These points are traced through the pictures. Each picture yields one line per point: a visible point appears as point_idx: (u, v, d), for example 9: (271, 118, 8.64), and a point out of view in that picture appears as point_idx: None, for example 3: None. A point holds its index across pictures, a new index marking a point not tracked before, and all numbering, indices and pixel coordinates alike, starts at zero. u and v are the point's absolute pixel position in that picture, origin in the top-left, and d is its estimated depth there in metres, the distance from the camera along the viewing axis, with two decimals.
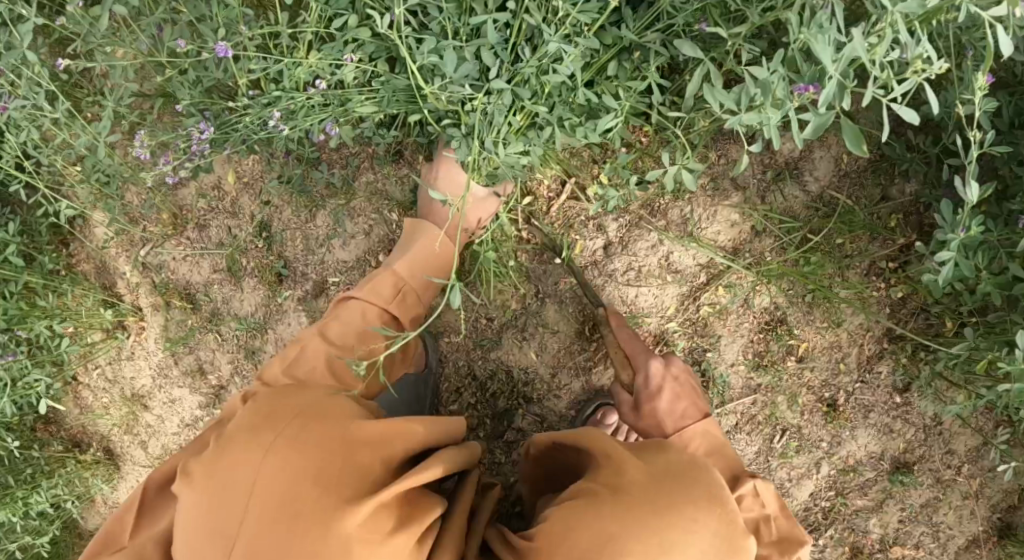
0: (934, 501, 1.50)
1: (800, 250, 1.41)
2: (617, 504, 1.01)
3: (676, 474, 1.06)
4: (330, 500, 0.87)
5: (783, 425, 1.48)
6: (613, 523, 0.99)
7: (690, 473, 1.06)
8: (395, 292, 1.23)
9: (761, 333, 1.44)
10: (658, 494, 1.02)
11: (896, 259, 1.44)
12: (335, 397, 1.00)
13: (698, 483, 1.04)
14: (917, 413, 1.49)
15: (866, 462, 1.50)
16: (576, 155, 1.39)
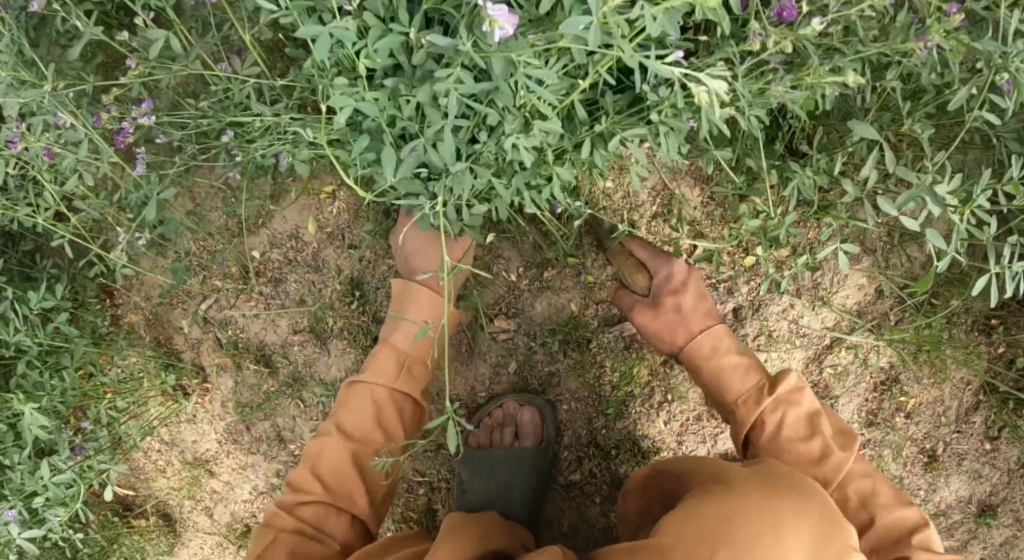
0: (1013, 539, 1.56)
1: (925, 315, 1.39)
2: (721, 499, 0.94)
3: (778, 480, 0.98)
4: None
5: (887, 476, 1.53)
6: (715, 515, 0.92)
7: (790, 481, 0.99)
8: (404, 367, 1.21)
9: (875, 392, 1.46)
10: (755, 489, 0.96)
11: (999, 316, 1.45)
12: None
13: (802, 488, 0.97)
14: (1004, 459, 1.53)
15: (954, 505, 1.56)
16: (709, 217, 1.37)
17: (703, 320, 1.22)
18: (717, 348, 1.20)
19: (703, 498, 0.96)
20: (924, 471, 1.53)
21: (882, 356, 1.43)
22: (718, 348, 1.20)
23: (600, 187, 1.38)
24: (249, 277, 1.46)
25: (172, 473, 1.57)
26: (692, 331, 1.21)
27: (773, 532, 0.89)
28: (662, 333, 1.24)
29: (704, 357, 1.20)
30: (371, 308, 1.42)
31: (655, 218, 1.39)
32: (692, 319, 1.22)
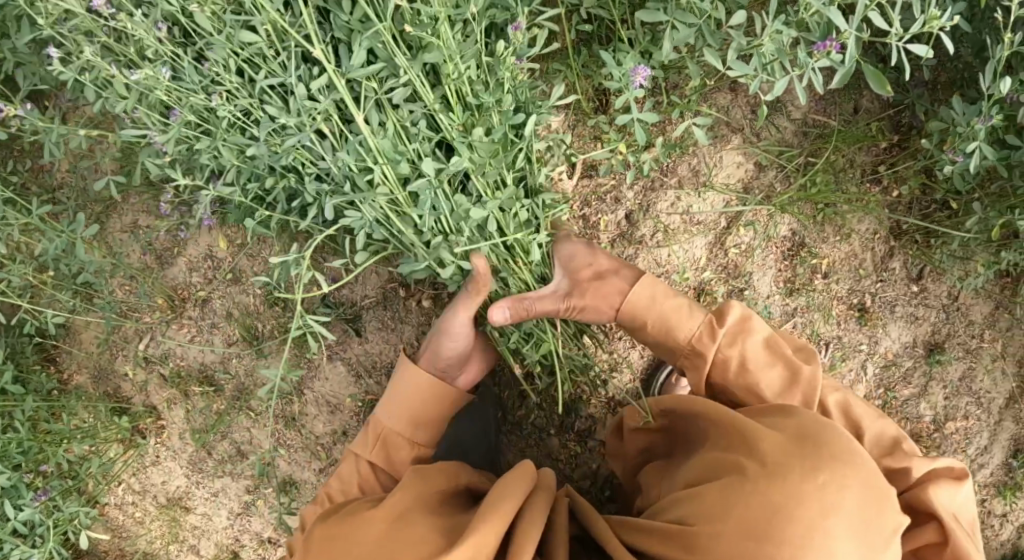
0: (970, 371, 1.62)
1: (805, 173, 1.47)
2: (766, 487, 0.89)
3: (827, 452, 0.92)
4: None
5: (825, 339, 1.57)
6: (766, 513, 0.87)
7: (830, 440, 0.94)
8: (381, 441, 1.20)
9: (787, 260, 1.51)
10: (800, 460, 0.91)
11: (883, 161, 1.50)
12: (409, 509, 1.02)
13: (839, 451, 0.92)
14: (934, 296, 1.59)
15: (902, 353, 1.61)
16: (580, 137, 1.45)
17: (700, 321, 1.14)
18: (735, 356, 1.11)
19: (744, 481, 0.91)
20: (862, 328, 1.58)
21: (781, 224, 1.50)
22: (737, 344, 1.11)
23: None
24: (177, 305, 1.53)
25: (151, 520, 1.59)
26: (679, 330, 1.14)
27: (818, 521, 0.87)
28: (637, 311, 1.19)
29: (645, 307, 1.18)
30: (294, 304, 1.49)
31: None
32: (683, 320, 1.15)
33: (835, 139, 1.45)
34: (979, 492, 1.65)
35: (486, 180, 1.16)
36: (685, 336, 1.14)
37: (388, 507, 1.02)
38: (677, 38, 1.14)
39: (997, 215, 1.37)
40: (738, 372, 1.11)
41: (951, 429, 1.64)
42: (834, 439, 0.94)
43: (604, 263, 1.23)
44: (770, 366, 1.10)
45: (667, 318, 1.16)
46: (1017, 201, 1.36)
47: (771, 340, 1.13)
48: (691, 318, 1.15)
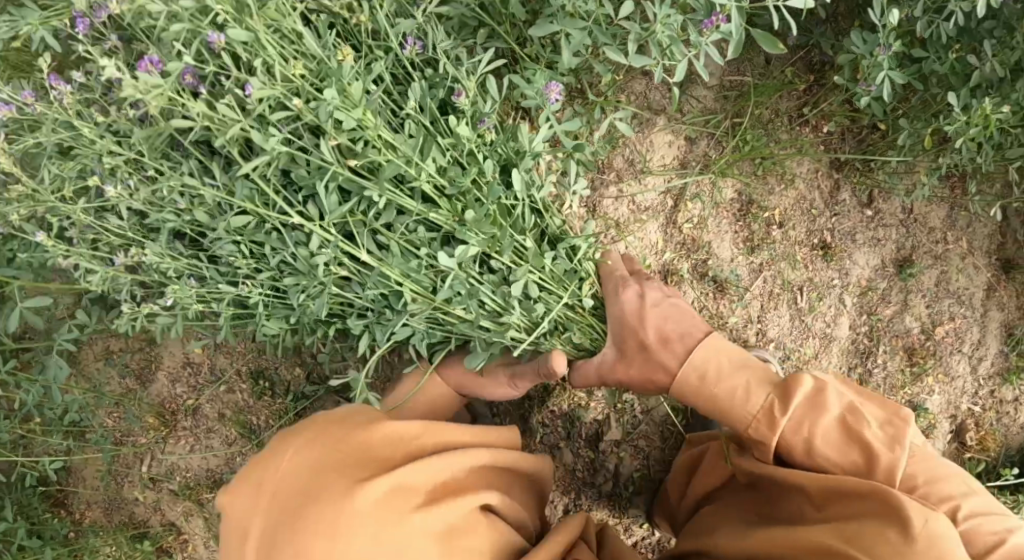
0: (942, 274, 1.73)
1: (735, 135, 1.50)
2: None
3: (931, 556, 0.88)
4: (347, 474, 1.08)
5: (798, 286, 1.59)
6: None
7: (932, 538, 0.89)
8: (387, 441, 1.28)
9: (740, 221, 1.54)
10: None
11: (806, 103, 1.54)
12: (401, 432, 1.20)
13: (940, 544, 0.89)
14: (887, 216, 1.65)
15: (876, 277, 1.70)
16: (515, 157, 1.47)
17: (758, 396, 1.09)
18: (806, 437, 1.03)
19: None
20: (830, 264, 1.62)
21: (726, 188, 1.53)
22: (805, 425, 1.04)
23: None
24: (167, 420, 1.54)
25: None
26: (737, 406, 1.10)
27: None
28: (689, 386, 1.16)
29: (694, 386, 1.15)
30: (281, 389, 1.51)
31: None
32: (738, 396, 1.10)
33: (752, 96, 1.48)
34: (981, 383, 1.79)
35: (504, 248, 1.17)
36: (741, 414, 1.10)
37: (387, 425, 1.15)
38: (572, 44, 1.13)
39: (924, 125, 1.40)
40: (809, 454, 1.04)
41: (941, 333, 1.75)
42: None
43: (649, 336, 1.21)
44: (847, 448, 1.02)
45: (710, 383, 1.14)
46: (938, 106, 1.40)
47: (848, 412, 1.04)
48: (745, 392, 1.10)
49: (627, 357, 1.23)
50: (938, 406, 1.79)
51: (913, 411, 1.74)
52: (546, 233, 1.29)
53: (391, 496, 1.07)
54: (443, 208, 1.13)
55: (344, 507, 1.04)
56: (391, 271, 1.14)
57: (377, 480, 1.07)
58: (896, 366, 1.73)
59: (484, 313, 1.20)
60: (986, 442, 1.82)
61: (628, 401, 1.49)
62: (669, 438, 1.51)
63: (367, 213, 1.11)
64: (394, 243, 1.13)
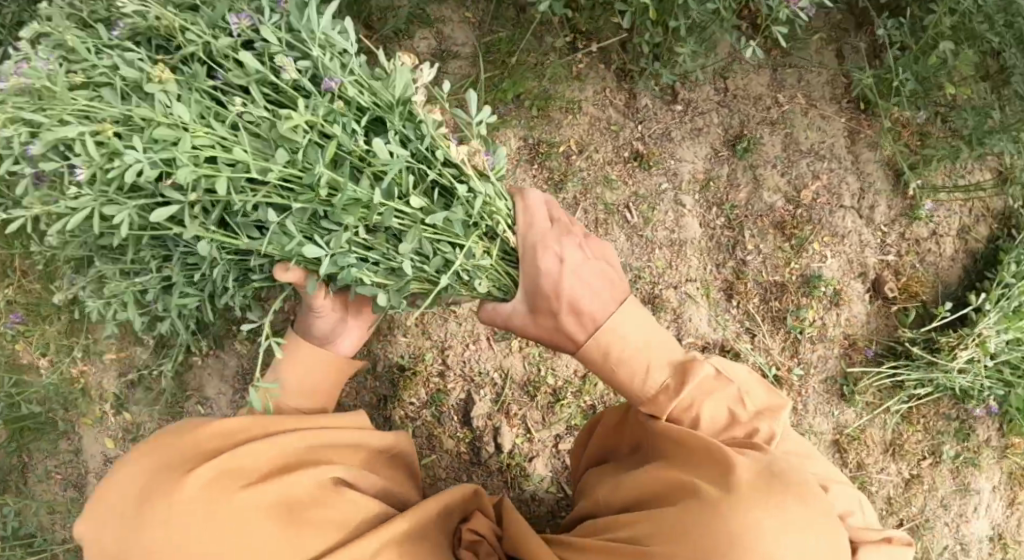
0: (784, 139, 1.68)
1: (497, 88, 1.54)
2: (726, 519, 0.91)
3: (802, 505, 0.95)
4: (172, 473, 0.99)
5: (623, 204, 1.56)
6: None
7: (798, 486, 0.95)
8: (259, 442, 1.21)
9: (538, 163, 1.56)
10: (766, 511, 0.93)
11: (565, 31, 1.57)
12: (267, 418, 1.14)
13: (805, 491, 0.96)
14: (696, 105, 1.64)
15: (711, 165, 1.63)
16: None
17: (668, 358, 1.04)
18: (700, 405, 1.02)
19: (702, 509, 0.93)
20: (652, 172, 1.59)
21: (510, 140, 1.55)
22: (695, 405, 1.02)
23: None
24: None
25: None
26: (638, 381, 1.03)
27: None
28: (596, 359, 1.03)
29: (601, 359, 1.03)
30: None
31: None
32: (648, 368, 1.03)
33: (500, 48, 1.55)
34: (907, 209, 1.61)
35: (380, 213, 0.96)
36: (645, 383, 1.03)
37: (212, 421, 1.05)
38: None
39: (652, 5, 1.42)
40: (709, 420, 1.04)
41: (809, 197, 1.67)
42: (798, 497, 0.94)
43: (565, 304, 1.01)
44: (732, 421, 1.03)
45: (614, 356, 1.03)
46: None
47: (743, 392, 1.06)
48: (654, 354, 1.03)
49: (536, 318, 1.05)
50: (839, 269, 1.69)
51: (811, 283, 1.65)
52: (436, 184, 1.03)
53: (234, 482, 0.99)
54: (295, 180, 0.94)
55: (174, 495, 0.96)
56: (282, 244, 0.99)
57: (204, 464, 0.99)
58: (772, 247, 1.65)
59: (404, 276, 1.04)
60: (914, 288, 1.76)
61: (484, 370, 1.51)
62: (537, 393, 1.52)
63: (241, 201, 0.94)
64: (284, 225, 0.97)
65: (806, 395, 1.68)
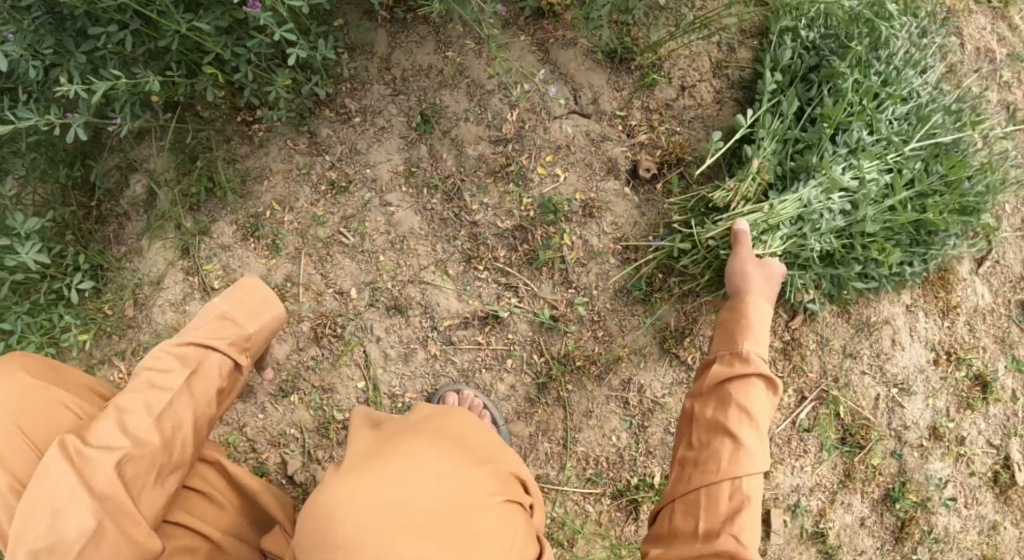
0: (468, 93, 1.67)
1: (197, 186, 1.67)
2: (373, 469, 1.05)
3: (460, 443, 1.15)
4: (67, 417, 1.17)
5: (336, 231, 1.64)
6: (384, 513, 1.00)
7: (445, 423, 1.20)
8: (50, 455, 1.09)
9: (253, 236, 1.67)
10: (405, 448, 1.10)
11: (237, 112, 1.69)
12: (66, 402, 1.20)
13: (453, 434, 1.19)
14: (375, 107, 1.68)
15: (407, 154, 1.66)
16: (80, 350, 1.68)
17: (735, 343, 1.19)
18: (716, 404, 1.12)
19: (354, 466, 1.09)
20: (353, 190, 1.65)
21: (226, 229, 1.68)
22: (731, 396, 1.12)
23: None
24: None
25: None
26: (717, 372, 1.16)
27: (414, 476, 1.06)
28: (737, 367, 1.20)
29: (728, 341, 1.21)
30: None
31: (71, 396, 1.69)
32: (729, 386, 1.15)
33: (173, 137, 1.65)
34: None
35: None
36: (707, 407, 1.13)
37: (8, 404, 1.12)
38: None
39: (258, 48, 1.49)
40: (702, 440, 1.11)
41: (516, 131, 1.65)
42: (466, 442, 1.18)
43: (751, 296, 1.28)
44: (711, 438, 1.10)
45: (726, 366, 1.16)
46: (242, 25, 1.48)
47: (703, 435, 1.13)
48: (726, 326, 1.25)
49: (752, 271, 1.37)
50: (580, 179, 1.63)
51: (548, 211, 1.60)
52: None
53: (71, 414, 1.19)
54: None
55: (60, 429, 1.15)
56: None
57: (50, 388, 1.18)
58: (499, 195, 1.62)
59: None
60: (675, 154, 1.65)
61: (283, 432, 1.62)
62: (332, 431, 1.61)
63: None
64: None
65: (604, 318, 1.60)
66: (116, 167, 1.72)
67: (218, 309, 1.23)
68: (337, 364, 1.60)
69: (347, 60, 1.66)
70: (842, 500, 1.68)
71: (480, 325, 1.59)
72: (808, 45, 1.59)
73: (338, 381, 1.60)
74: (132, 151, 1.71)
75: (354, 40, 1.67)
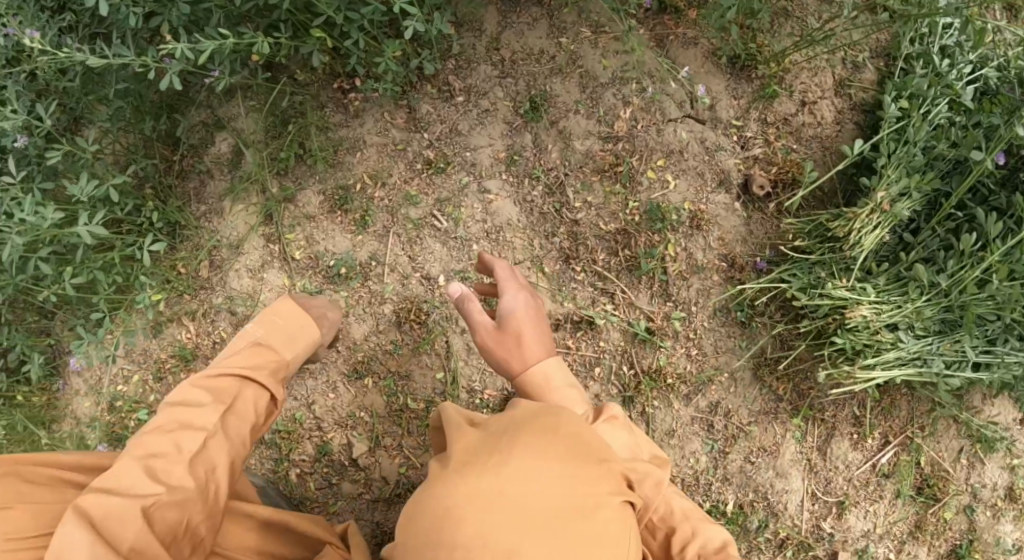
0: (579, 85, 1.59)
1: (287, 153, 1.60)
2: (482, 480, 0.95)
3: (575, 452, 1.03)
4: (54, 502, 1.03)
5: (428, 214, 1.57)
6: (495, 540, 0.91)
7: (556, 418, 1.07)
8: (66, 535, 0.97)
9: (340, 209, 1.60)
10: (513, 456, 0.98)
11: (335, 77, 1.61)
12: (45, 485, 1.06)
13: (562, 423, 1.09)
14: (479, 88, 1.60)
15: (510, 141, 1.58)
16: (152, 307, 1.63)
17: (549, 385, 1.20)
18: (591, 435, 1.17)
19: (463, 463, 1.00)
20: (450, 172, 1.58)
21: (312, 198, 1.61)
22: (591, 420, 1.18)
23: (107, 391, 1.66)
24: None
25: None
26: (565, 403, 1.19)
27: (529, 473, 0.98)
28: (530, 389, 1.22)
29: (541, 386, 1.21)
30: None
31: (139, 353, 1.65)
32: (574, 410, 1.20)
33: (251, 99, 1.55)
34: None
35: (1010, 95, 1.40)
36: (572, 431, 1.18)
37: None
38: None
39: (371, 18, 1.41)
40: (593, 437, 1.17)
41: (626, 131, 1.58)
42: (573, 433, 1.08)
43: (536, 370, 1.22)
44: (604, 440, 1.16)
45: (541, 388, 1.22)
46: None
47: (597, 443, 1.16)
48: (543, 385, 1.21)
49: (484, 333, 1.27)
50: (691, 188, 1.56)
51: (656, 218, 1.54)
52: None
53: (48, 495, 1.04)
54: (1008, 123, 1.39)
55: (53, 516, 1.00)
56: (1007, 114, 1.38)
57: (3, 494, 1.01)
58: (602, 196, 1.55)
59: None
60: (791, 173, 1.57)
61: (352, 414, 1.56)
62: (404, 420, 1.55)
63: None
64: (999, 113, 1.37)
65: (700, 337, 1.55)
66: (202, 121, 1.65)
67: (249, 340, 1.25)
68: (417, 351, 1.55)
69: (456, 35, 1.58)
70: (909, 551, 1.62)
71: (570, 328, 1.54)
72: (938, 73, 1.49)
73: (416, 369, 1.54)
74: (222, 107, 1.64)
75: (464, 15, 1.59)
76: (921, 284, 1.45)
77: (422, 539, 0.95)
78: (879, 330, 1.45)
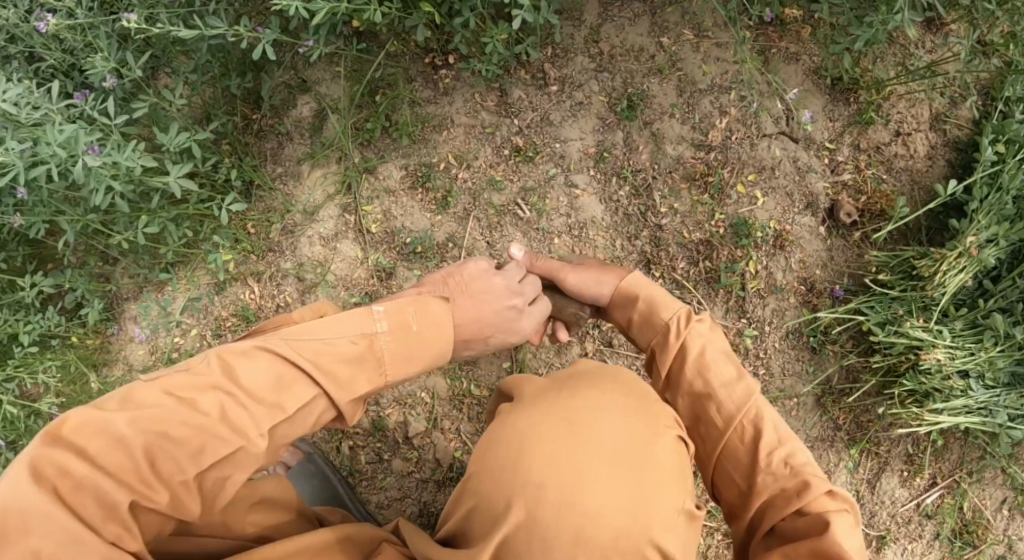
0: (675, 89, 1.56)
1: (374, 124, 1.57)
2: (549, 415, 0.96)
3: (636, 392, 1.01)
4: None
5: (512, 203, 1.57)
6: (567, 464, 0.90)
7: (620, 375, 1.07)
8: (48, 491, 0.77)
9: (422, 187, 1.58)
10: (582, 400, 0.98)
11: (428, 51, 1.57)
12: None
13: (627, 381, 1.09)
14: (573, 80, 1.57)
15: (600, 137, 1.56)
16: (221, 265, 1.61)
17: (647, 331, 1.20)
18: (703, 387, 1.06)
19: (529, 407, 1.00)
20: (538, 162, 1.57)
21: (393, 172, 1.59)
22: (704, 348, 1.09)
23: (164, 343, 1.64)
24: None
25: None
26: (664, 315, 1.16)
27: (595, 413, 0.97)
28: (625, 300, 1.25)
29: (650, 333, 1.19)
30: None
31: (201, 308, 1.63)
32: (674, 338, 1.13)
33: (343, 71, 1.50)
34: None
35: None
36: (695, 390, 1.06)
37: None
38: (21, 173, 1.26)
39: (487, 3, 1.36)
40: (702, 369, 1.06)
41: (719, 141, 1.56)
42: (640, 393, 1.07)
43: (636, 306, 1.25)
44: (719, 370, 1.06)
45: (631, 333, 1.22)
46: None
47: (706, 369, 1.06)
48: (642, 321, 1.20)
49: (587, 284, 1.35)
50: (778, 207, 1.56)
51: (741, 234, 1.54)
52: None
53: None
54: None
55: None
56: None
57: None
58: (688, 205, 1.55)
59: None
60: (878, 203, 1.56)
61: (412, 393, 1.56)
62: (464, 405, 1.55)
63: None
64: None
65: (768, 357, 1.56)
66: (285, 81, 1.60)
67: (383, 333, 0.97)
68: None
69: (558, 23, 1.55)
70: None
71: None
72: None
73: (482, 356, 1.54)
74: (307, 67, 1.59)
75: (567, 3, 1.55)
76: (997, 334, 1.44)
77: (495, 468, 0.93)
78: (951, 376, 1.45)
